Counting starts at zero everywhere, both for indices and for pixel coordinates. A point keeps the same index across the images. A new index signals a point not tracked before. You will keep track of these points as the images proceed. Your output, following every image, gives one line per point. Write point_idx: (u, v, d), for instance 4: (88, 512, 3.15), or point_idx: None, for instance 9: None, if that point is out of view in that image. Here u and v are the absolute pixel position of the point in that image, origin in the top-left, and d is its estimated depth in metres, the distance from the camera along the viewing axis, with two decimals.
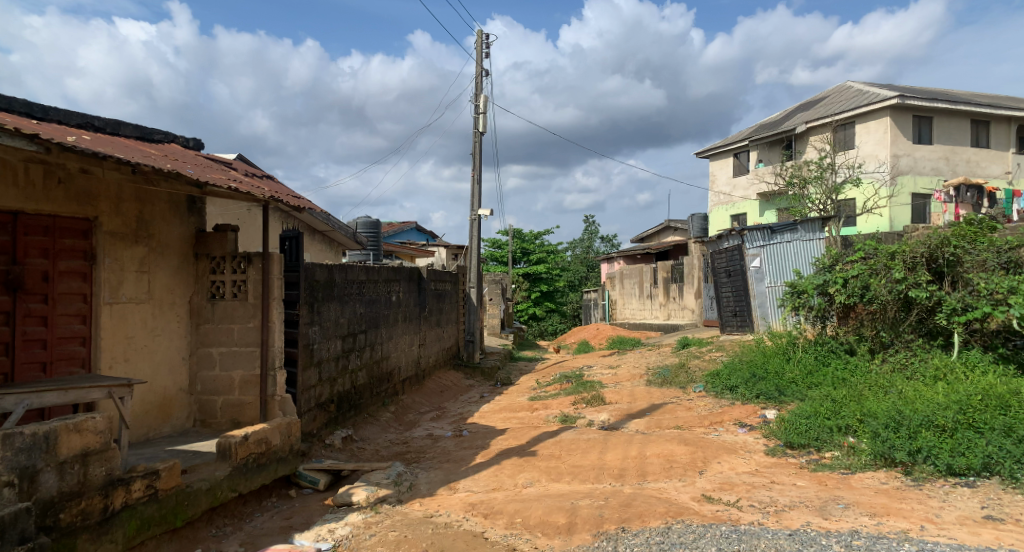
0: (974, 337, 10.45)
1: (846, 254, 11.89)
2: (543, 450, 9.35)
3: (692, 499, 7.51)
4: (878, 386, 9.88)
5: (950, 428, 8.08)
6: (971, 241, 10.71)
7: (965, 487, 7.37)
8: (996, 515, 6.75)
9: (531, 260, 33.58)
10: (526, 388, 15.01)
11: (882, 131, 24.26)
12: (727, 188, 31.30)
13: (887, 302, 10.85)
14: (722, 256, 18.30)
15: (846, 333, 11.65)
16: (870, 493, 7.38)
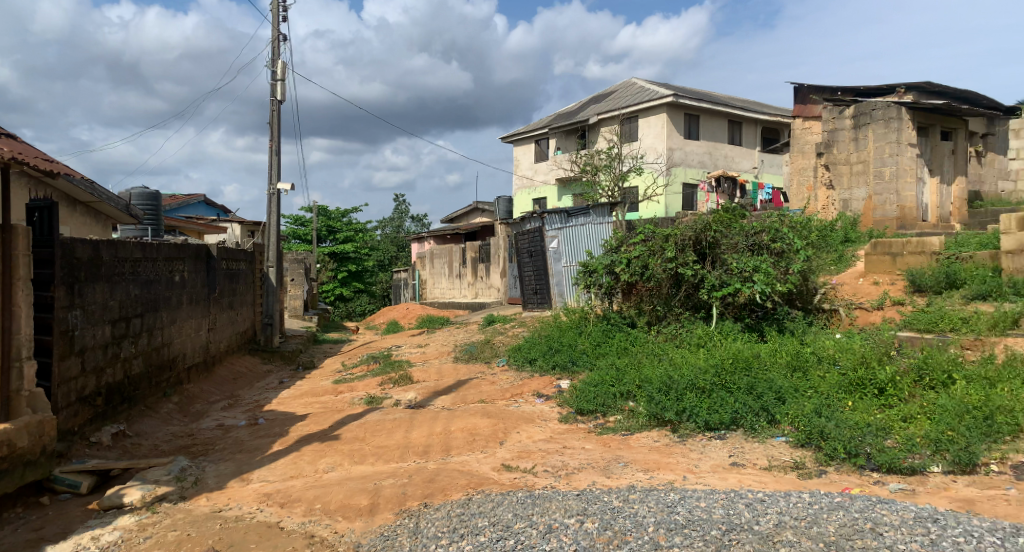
0: (728, 309, 12.13)
1: (629, 236, 13.24)
2: (345, 434, 9.63)
3: (493, 469, 8.14)
4: (653, 354, 11.11)
5: (708, 388, 9.24)
6: (727, 225, 12.24)
7: (718, 439, 8.69)
8: (739, 461, 7.99)
9: (337, 239, 33.82)
10: (330, 372, 15.45)
11: (659, 126, 27.13)
12: (529, 172, 33.35)
13: (662, 279, 12.40)
14: (524, 238, 19.76)
15: (629, 308, 13.15)
16: (643, 451, 8.51)
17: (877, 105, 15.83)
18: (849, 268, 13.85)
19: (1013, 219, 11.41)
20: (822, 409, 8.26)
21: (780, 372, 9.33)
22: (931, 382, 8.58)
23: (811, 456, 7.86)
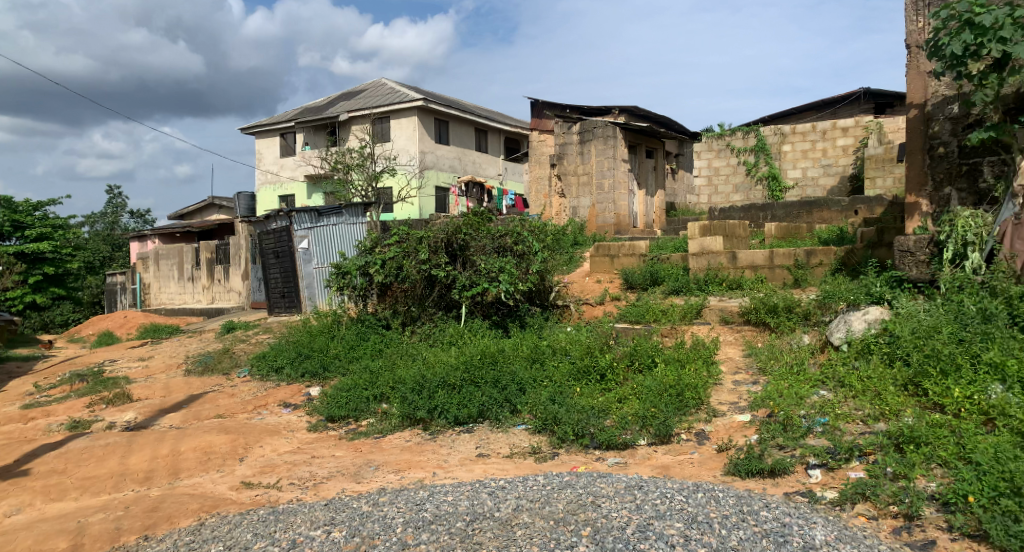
0: (477, 308, 12.40)
1: (383, 237, 12.89)
2: (38, 468, 8.45)
3: (230, 488, 7.67)
4: (406, 355, 11.17)
5: (458, 384, 9.36)
6: (475, 228, 12.36)
7: (467, 432, 8.89)
8: (484, 452, 8.23)
9: (26, 236, 27.94)
10: (19, 397, 13.66)
11: (411, 129, 27.75)
12: (274, 167, 32.26)
13: (416, 280, 12.35)
14: (269, 237, 18.30)
15: (383, 310, 12.91)
16: (396, 452, 8.46)
17: (596, 124, 17.55)
18: (577, 269, 14.61)
19: (697, 226, 12.10)
20: (556, 396, 8.79)
21: (521, 364, 9.60)
22: (639, 365, 9.15)
23: (546, 440, 8.32)
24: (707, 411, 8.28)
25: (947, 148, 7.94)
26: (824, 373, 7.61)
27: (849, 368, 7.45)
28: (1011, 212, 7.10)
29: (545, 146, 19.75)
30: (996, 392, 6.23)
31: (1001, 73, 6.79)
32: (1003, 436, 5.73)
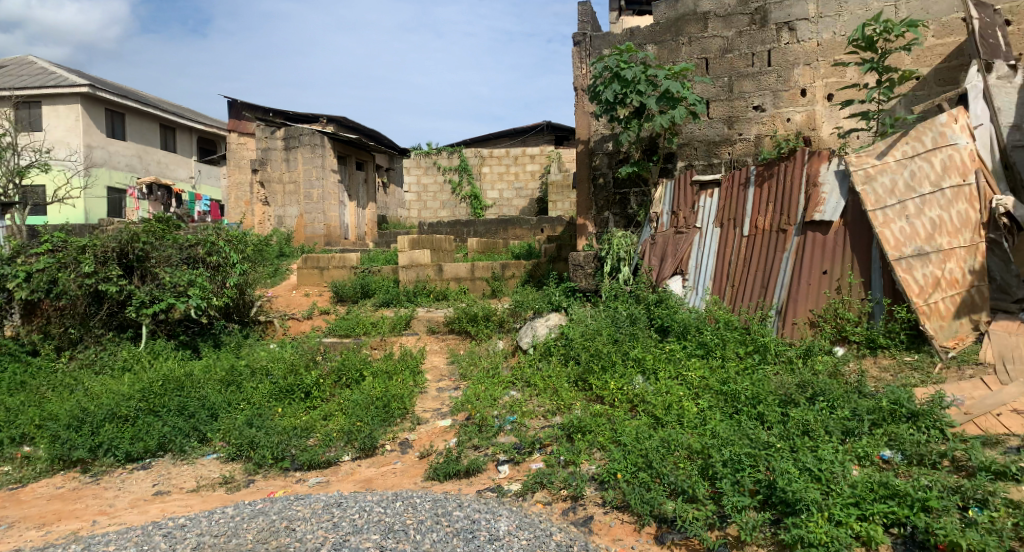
0: (160, 328, 9.34)
1: (31, 243, 9.36)
2: None
3: None
4: (61, 386, 8.05)
5: (133, 416, 7.05)
6: (157, 236, 9.37)
7: (141, 469, 6.71)
8: (164, 489, 6.30)
9: None
10: None
11: (74, 117, 20.18)
12: None
13: (76, 297, 8.95)
14: None
15: (29, 332, 9.12)
16: (40, 503, 6.15)
17: (302, 131, 16.74)
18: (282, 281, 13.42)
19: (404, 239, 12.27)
20: (254, 418, 6.98)
21: (213, 388, 7.53)
22: (347, 380, 7.66)
23: (240, 468, 6.56)
24: (412, 421, 7.14)
25: (606, 179, 8.93)
26: (515, 375, 7.30)
27: (535, 369, 7.27)
28: (649, 234, 8.09)
29: (246, 149, 17.87)
30: (638, 382, 6.38)
31: (638, 121, 8.04)
32: (639, 420, 5.83)
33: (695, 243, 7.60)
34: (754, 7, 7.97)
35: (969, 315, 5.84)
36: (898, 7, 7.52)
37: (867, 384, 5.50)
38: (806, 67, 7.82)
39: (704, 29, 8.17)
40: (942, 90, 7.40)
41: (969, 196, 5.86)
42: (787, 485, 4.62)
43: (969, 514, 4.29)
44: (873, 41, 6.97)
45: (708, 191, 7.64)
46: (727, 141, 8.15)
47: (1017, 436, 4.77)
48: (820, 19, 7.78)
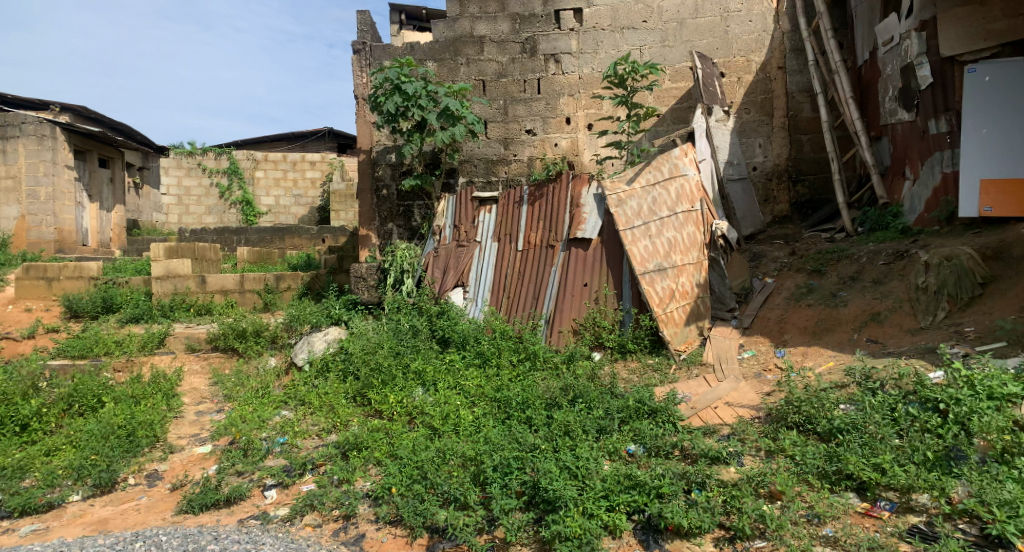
0: None
1: None
2: None
3: None
4: None
5: None
6: None
7: None
8: None
9: None
10: None
11: None
12: None
13: None
14: None
15: None
16: None
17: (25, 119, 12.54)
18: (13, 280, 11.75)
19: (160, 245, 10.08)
20: None
21: None
22: (80, 408, 6.88)
23: None
24: (163, 449, 6.55)
25: (390, 191, 9.08)
26: (287, 394, 7.06)
27: (309, 387, 7.08)
28: (432, 247, 8.07)
29: None
30: (418, 394, 6.50)
31: (420, 134, 8.15)
32: (417, 432, 5.99)
33: (476, 256, 7.76)
34: (525, 37, 8.53)
35: (696, 321, 6.59)
36: (641, 52, 8.38)
37: (618, 385, 6.07)
38: (569, 97, 8.51)
39: (480, 52, 8.58)
40: (676, 127, 8.40)
41: (696, 220, 6.73)
42: (548, 484, 5.04)
43: (692, 497, 4.92)
44: (623, 79, 7.65)
45: (487, 207, 7.89)
46: (504, 160, 8.65)
47: (730, 424, 5.53)
48: (580, 55, 8.48)
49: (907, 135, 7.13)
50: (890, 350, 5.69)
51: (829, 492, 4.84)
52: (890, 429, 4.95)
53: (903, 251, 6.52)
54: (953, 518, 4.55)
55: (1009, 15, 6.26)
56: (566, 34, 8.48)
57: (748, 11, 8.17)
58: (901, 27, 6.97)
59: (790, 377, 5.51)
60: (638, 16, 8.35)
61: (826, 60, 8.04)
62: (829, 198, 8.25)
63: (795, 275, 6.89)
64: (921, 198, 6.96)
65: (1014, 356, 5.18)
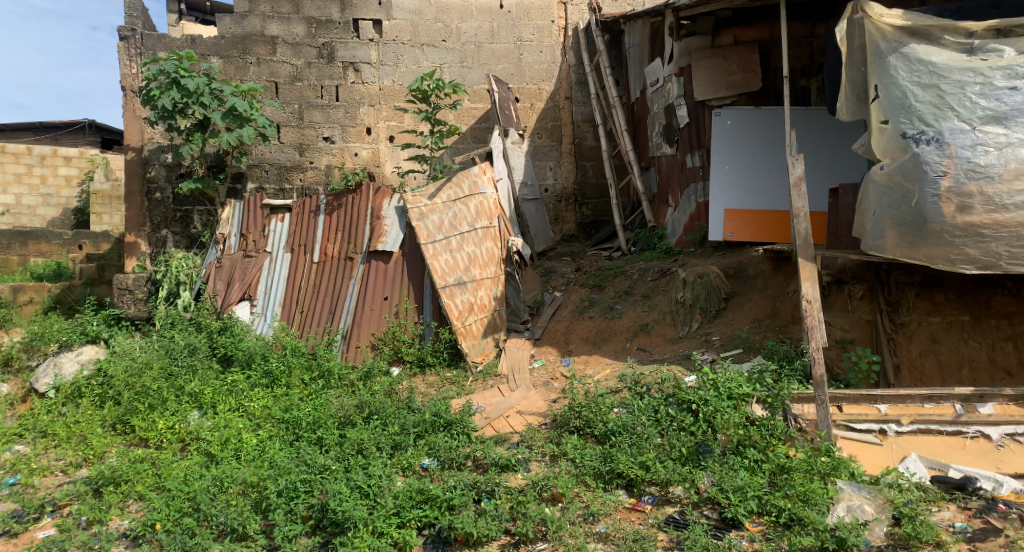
0: None
1: None
2: None
3: None
4: None
5: None
6: None
7: None
8: None
9: None
10: None
11: None
12: None
13: None
14: None
15: None
16: None
17: None
18: None
19: None
20: None
21: None
22: None
23: None
24: None
25: (164, 194, 8.37)
26: (22, 425, 6.14)
27: (53, 416, 6.20)
28: (215, 257, 7.47)
29: None
30: (193, 419, 5.98)
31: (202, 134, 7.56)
32: (190, 460, 5.53)
33: (266, 267, 7.34)
34: (321, 42, 8.39)
35: (492, 334, 6.73)
36: (442, 71, 8.60)
37: (415, 399, 6.03)
38: (369, 107, 8.52)
39: (272, 53, 8.30)
40: (475, 147, 8.75)
41: (494, 235, 6.91)
42: (337, 505, 4.86)
43: (481, 505, 4.96)
44: (428, 95, 7.50)
45: (279, 216, 7.44)
46: (300, 167, 8.48)
47: (519, 432, 5.67)
48: (381, 66, 8.51)
49: (669, 167, 7.88)
50: (655, 357, 6.14)
51: (602, 491, 5.08)
52: (654, 429, 5.27)
53: (666, 269, 7.15)
54: (700, 506, 4.89)
55: (743, 70, 7.17)
56: (365, 44, 8.46)
57: (539, 42, 8.72)
58: (665, 69, 7.67)
59: (572, 384, 5.74)
60: (438, 35, 8.57)
61: (605, 94, 8.67)
62: (609, 220, 8.94)
63: (580, 289, 7.38)
64: (681, 222, 7.73)
65: (747, 361, 5.76)
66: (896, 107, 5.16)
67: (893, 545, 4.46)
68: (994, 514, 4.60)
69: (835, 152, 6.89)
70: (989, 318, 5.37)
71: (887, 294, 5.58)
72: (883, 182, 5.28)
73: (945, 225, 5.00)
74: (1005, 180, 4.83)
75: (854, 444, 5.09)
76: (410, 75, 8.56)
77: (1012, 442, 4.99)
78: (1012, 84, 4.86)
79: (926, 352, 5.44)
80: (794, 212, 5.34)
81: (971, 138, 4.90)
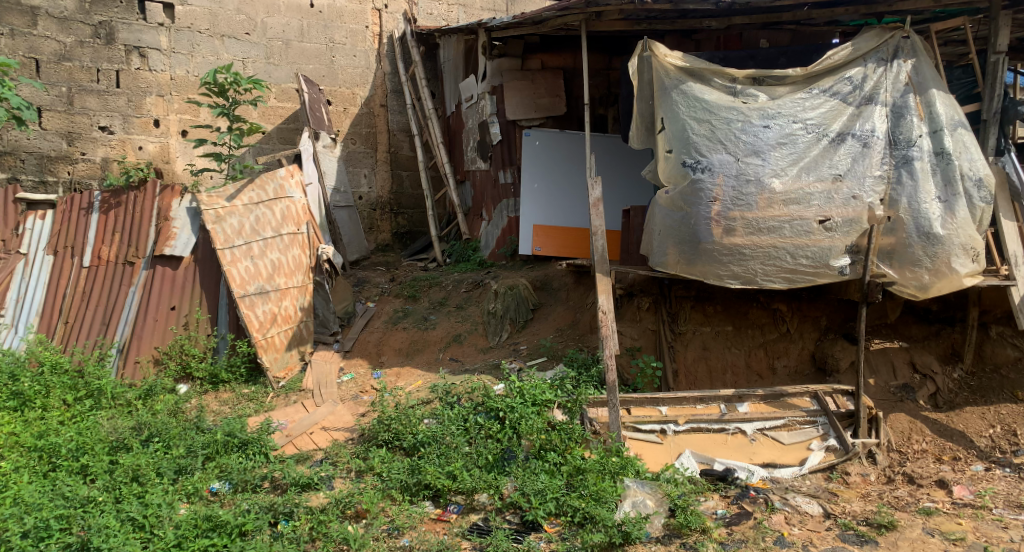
0: None
1: None
2: None
3: None
4: None
5: None
6: None
7: None
8: None
9: None
10: None
11: None
12: None
13: None
14: None
15: None
16: None
17: None
18: None
19: None
20: None
21: None
22: None
23: None
24: None
25: None
26: None
27: None
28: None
29: None
30: None
31: None
32: None
33: (19, 271, 6.37)
34: (97, 20, 7.68)
35: (297, 346, 6.44)
36: (245, 64, 8.34)
37: (205, 419, 5.52)
38: (157, 98, 8.00)
39: (32, 26, 7.44)
40: (283, 147, 8.64)
41: (301, 242, 6.59)
42: (102, 542, 4.24)
43: (278, 529, 4.62)
44: (224, 89, 7.13)
45: (37, 213, 6.54)
46: (67, 158, 7.74)
47: (323, 448, 5.41)
48: (172, 54, 8.03)
49: (483, 182, 8.18)
50: (466, 366, 6.28)
51: (409, 504, 4.93)
52: (462, 438, 5.25)
53: (479, 281, 7.42)
54: (502, 511, 4.88)
55: (550, 94, 7.61)
56: (153, 27, 7.92)
57: (352, 46, 8.83)
58: (478, 86, 7.96)
59: (383, 396, 5.64)
60: (240, 27, 8.29)
61: (420, 105, 9.00)
62: (424, 231, 9.37)
63: (393, 300, 7.35)
64: (493, 235, 8.07)
65: (551, 368, 6.07)
66: (676, 137, 5.55)
67: (668, 535, 4.71)
68: (745, 499, 5.07)
69: (622, 176, 7.60)
70: (747, 328, 6.15)
71: (668, 306, 6.20)
72: (666, 205, 5.64)
73: (715, 246, 5.44)
74: (762, 209, 5.37)
75: (639, 443, 5.42)
76: (206, 66, 8.18)
77: (763, 436, 5.54)
78: (767, 124, 5.43)
79: (698, 358, 6.12)
80: (592, 230, 5.44)
81: (735, 169, 5.38)
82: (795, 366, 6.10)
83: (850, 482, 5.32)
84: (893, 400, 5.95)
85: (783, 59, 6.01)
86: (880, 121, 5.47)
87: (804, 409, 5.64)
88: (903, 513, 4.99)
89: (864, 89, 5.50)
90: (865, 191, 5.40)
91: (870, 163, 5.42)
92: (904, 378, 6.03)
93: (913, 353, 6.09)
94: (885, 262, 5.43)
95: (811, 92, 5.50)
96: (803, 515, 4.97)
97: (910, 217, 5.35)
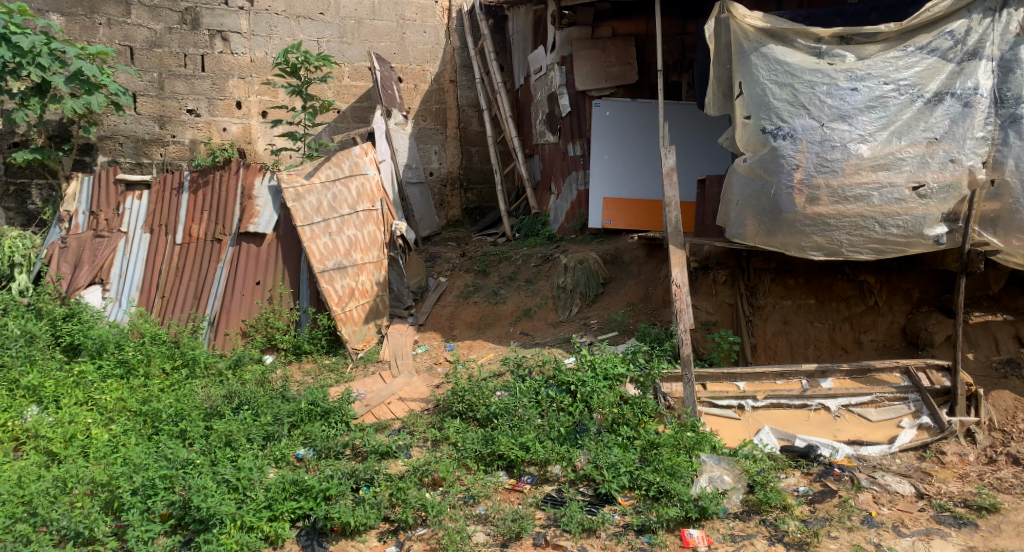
0: None
1: None
2: None
3: None
4: None
5: None
6: None
7: None
8: None
9: None
10: None
11: None
12: None
13: None
14: None
15: None
16: None
17: None
18: None
19: None
20: None
21: None
22: None
23: None
24: None
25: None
26: None
27: None
28: (59, 236, 6.85)
29: None
30: (31, 415, 5.33)
31: (43, 99, 6.94)
32: (26, 460, 4.91)
33: (120, 249, 6.80)
34: (184, 7, 8.02)
35: (374, 320, 6.64)
36: (320, 45, 8.51)
37: (290, 388, 5.77)
38: (239, 80, 8.30)
39: (125, 15, 7.86)
40: (357, 126, 8.81)
41: (376, 219, 6.75)
42: (201, 501, 4.45)
43: (359, 494, 4.76)
44: (296, 68, 7.31)
45: (135, 193, 6.94)
46: (159, 141, 8.17)
47: (400, 418, 5.58)
48: (252, 37, 8.28)
49: (553, 154, 8.12)
50: (537, 340, 6.33)
51: (483, 473, 5.01)
52: (534, 411, 5.28)
53: (549, 256, 7.42)
54: (576, 483, 4.89)
55: (621, 62, 7.48)
56: (234, 11, 8.18)
57: (422, 23, 8.88)
58: (548, 57, 7.93)
59: (456, 369, 5.77)
60: (315, 8, 8.45)
61: (490, 79, 9.02)
62: (493, 206, 9.42)
63: (464, 275, 7.46)
64: (563, 210, 7.99)
65: (623, 343, 6.02)
66: (755, 103, 5.30)
67: (747, 511, 4.62)
68: (830, 477, 4.88)
69: (699, 145, 7.40)
70: (832, 302, 5.91)
71: (746, 280, 6.04)
72: (745, 173, 5.44)
73: (797, 216, 5.22)
74: (848, 175, 5.09)
75: (715, 419, 5.30)
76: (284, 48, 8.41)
77: (849, 412, 5.32)
78: (856, 86, 5.11)
79: (778, 333, 5.93)
80: (665, 201, 5.33)
81: (820, 135, 5.10)
82: (884, 340, 5.83)
83: (946, 461, 5.06)
84: (995, 377, 5.56)
85: (873, 15, 5.70)
86: (984, 78, 5.03)
87: (894, 386, 5.37)
88: (1007, 495, 4.71)
89: (967, 44, 5.06)
90: (966, 154, 5.02)
91: (972, 124, 5.03)
92: (1009, 353, 5.63)
93: (1020, 327, 5.67)
94: (988, 230, 5.10)
95: (905, 50, 5.11)
96: (894, 494, 4.76)
97: (1017, 179, 4.96)
